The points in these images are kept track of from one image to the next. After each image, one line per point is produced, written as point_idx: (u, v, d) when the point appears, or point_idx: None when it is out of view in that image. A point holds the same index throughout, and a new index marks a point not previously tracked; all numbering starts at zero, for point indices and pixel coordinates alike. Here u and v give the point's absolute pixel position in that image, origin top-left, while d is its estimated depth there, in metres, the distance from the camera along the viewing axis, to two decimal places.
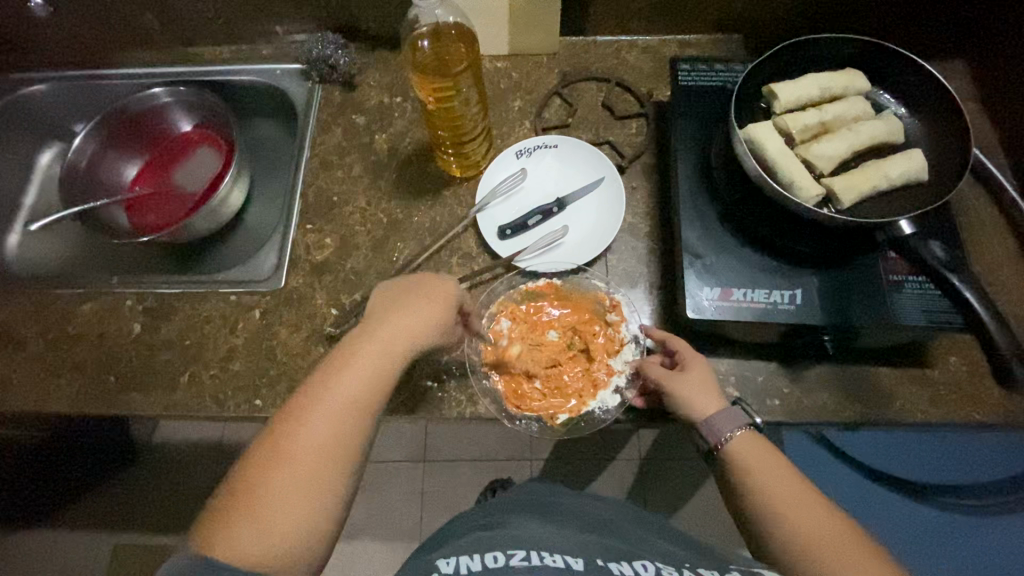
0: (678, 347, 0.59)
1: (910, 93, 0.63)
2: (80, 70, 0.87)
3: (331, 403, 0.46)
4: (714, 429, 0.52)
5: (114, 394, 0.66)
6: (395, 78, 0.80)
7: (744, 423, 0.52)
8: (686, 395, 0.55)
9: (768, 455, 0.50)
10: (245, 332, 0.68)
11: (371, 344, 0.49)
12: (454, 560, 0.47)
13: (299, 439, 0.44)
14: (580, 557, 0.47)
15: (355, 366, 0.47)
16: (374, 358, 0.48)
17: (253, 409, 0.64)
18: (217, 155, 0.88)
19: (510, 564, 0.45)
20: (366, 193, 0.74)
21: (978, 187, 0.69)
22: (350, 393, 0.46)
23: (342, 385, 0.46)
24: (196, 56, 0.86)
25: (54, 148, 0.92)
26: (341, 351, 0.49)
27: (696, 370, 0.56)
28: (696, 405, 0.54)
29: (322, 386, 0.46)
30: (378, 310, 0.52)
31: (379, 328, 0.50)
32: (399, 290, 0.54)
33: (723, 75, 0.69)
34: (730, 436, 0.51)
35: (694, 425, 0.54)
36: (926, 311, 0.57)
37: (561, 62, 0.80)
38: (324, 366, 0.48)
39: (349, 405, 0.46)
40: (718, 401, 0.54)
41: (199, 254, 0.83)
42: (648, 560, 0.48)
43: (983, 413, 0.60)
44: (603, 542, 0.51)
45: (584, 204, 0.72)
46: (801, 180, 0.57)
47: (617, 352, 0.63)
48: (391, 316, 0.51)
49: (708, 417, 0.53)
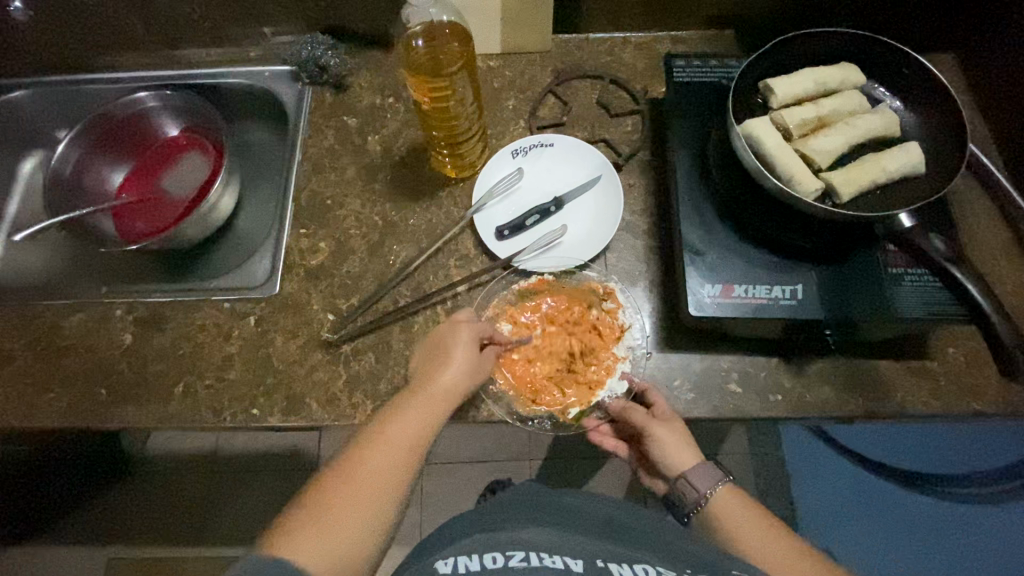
0: (655, 397, 0.60)
1: (904, 87, 0.64)
2: (62, 76, 0.86)
3: (394, 436, 0.49)
4: (695, 487, 0.56)
5: (107, 407, 0.64)
6: (387, 79, 0.79)
7: (721, 480, 0.56)
8: (667, 450, 0.58)
9: (748, 509, 0.54)
10: (241, 339, 0.67)
11: (432, 388, 0.53)
12: (453, 558, 0.47)
13: (367, 466, 0.47)
14: (580, 558, 0.47)
15: (419, 404, 0.52)
16: (428, 401, 0.52)
17: (251, 418, 0.62)
18: (206, 160, 0.86)
19: (509, 565, 0.46)
20: (360, 196, 0.73)
21: (972, 179, 0.69)
22: (414, 429, 0.50)
23: (406, 421, 0.50)
24: (183, 59, 0.84)
25: (37, 156, 0.90)
26: (406, 393, 0.53)
27: (676, 425, 0.59)
28: (677, 459, 0.58)
29: (386, 422, 0.50)
30: (433, 358, 0.57)
31: (437, 374, 0.54)
32: (442, 337, 0.58)
33: (718, 70, 0.68)
34: (710, 492, 0.56)
35: (676, 480, 0.58)
36: (925, 304, 0.57)
37: (555, 60, 0.79)
38: (387, 406, 0.52)
39: (412, 438, 0.50)
40: (696, 457, 0.58)
41: (190, 261, 0.82)
42: (648, 561, 0.48)
43: (982, 403, 0.61)
44: (603, 542, 0.50)
45: (582, 202, 0.71)
46: (800, 175, 0.57)
47: (617, 340, 0.64)
48: (445, 361, 0.56)
49: (687, 472, 0.57)
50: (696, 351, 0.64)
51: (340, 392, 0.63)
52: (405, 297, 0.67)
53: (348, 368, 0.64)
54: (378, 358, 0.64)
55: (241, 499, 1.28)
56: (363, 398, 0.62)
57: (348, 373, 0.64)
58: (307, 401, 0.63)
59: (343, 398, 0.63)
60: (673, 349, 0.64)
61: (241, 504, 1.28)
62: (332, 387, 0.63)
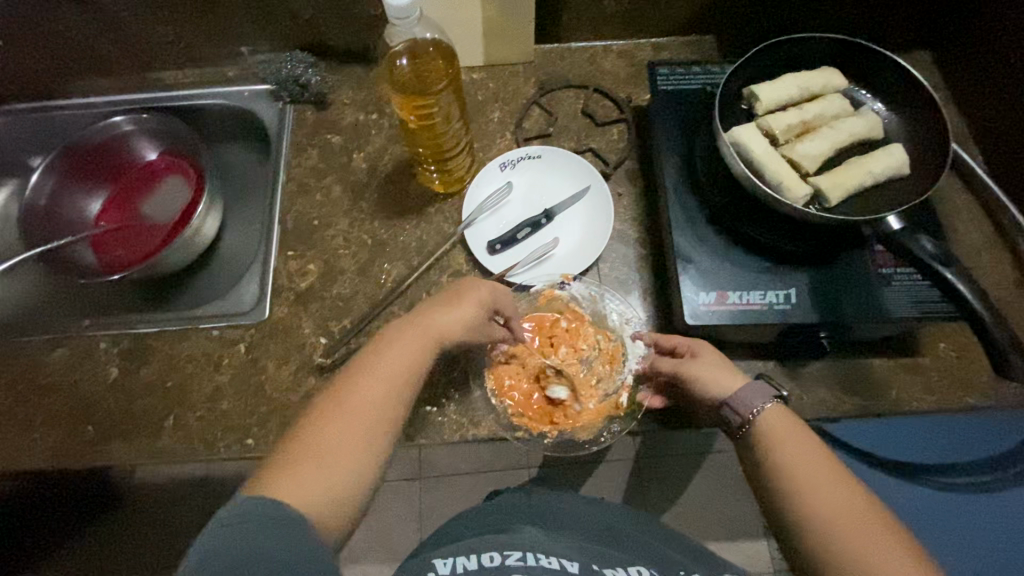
0: (678, 339, 0.59)
1: (884, 89, 0.65)
2: (33, 103, 0.83)
3: (382, 372, 0.47)
4: (743, 403, 0.50)
5: (95, 445, 0.62)
6: (369, 95, 0.78)
7: (771, 397, 0.50)
8: (705, 379, 0.54)
9: (796, 432, 0.48)
10: (232, 368, 0.65)
11: (421, 324, 0.51)
12: (451, 560, 0.48)
13: (355, 398, 0.45)
14: (576, 560, 0.48)
15: (405, 339, 0.50)
16: (418, 338, 0.50)
17: (245, 449, 0.61)
18: (187, 183, 0.84)
19: (505, 564, 0.47)
20: (348, 215, 0.72)
21: (953, 174, 0.70)
22: (399, 364, 0.48)
23: (395, 353, 0.49)
24: (159, 81, 0.83)
25: (8, 187, 0.86)
26: (393, 330, 0.51)
27: (709, 355, 0.56)
28: (719, 386, 0.53)
29: (375, 356, 0.49)
30: (430, 303, 0.55)
31: (431, 314, 0.52)
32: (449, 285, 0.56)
33: (702, 77, 0.69)
34: (760, 409, 0.50)
35: (720, 405, 0.52)
36: (915, 301, 0.58)
37: (537, 71, 0.79)
38: (375, 341, 0.51)
39: (401, 375, 0.48)
40: (740, 379, 0.54)
41: (175, 287, 0.80)
42: (641, 564, 0.50)
43: (974, 396, 0.62)
44: (595, 543, 0.53)
45: (572, 213, 0.71)
46: (789, 181, 0.57)
47: (603, 321, 0.65)
48: (446, 304, 0.54)
49: (733, 394, 0.52)
50: None
51: None
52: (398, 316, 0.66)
53: None
54: None
55: None
56: None
57: None
58: None
59: None
60: None
61: None
62: None
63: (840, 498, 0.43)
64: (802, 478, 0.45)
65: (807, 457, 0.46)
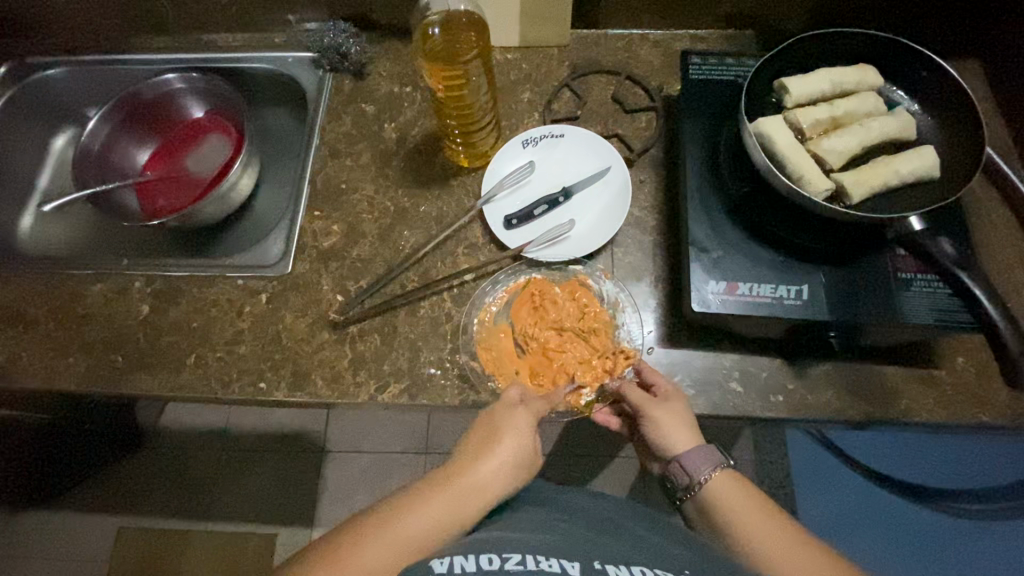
0: (656, 378, 0.60)
1: (922, 91, 0.63)
2: (94, 56, 0.88)
3: (403, 531, 0.46)
4: (690, 466, 0.53)
5: (122, 375, 0.67)
6: (406, 68, 0.80)
7: (719, 465, 0.54)
8: (662, 428, 0.56)
9: (744, 491, 0.53)
10: (252, 315, 0.68)
11: (459, 483, 0.50)
12: (448, 558, 0.44)
13: (371, 543, 0.45)
14: (577, 561, 0.44)
15: (440, 499, 0.49)
16: (454, 497, 0.49)
17: (257, 392, 0.64)
18: (227, 141, 0.89)
19: (506, 568, 0.43)
20: (374, 181, 0.75)
21: (992, 187, 0.68)
22: (423, 531, 0.47)
23: (420, 516, 0.47)
24: (210, 43, 0.86)
25: (69, 133, 0.93)
26: (433, 484, 0.50)
27: (676, 405, 0.57)
28: (673, 440, 0.56)
29: (404, 510, 0.48)
30: (474, 440, 0.54)
31: (470, 465, 0.51)
32: (488, 424, 0.55)
33: (735, 68, 0.68)
34: (705, 477, 0.53)
35: (670, 461, 0.56)
36: (937, 311, 0.56)
37: (572, 55, 0.80)
38: (415, 489, 0.50)
39: (414, 546, 0.46)
40: (696, 438, 0.56)
41: (207, 239, 0.84)
42: (647, 564, 0.45)
43: (989, 415, 0.60)
44: (603, 545, 0.48)
45: (590, 196, 0.71)
46: (810, 175, 0.56)
47: (614, 333, 0.64)
48: (484, 451, 0.52)
49: (683, 453, 0.55)
50: (696, 349, 0.64)
51: (345, 370, 0.64)
52: (412, 282, 0.69)
53: (353, 348, 0.65)
54: (383, 340, 0.65)
55: (249, 477, 1.32)
56: (367, 377, 0.64)
57: (353, 352, 0.65)
58: (312, 377, 0.64)
59: (347, 376, 0.64)
60: (675, 344, 0.64)
61: (249, 482, 1.32)
62: (337, 366, 0.65)
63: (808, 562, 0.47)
64: (775, 551, 0.48)
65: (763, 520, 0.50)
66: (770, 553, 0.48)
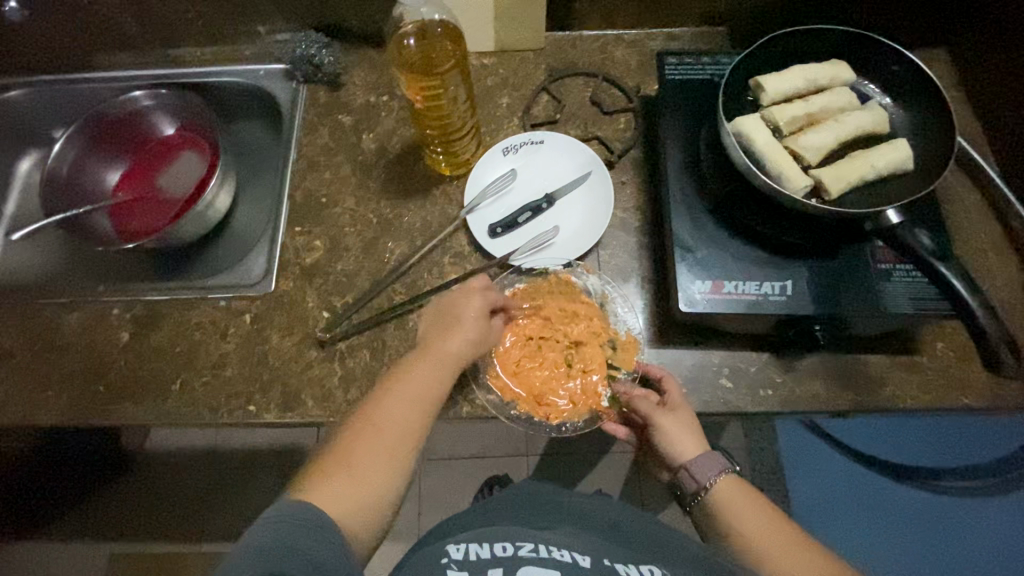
0: (667, 383, 0.60)
1: (892, 84, 0.64)
2: (59, 75, 0.86)
3: (406, 392, 0.52)
4: (697, 472, 0.54)
5: (105, 405, 0.65)
6: (381, 76, 0.79)
7: (725, 470, 0.55)
8: (670, 435, 0.57)
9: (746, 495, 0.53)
10: (237, 337, 0.67)
11: (438, 349, 0.56)
12: (463, 545, 0.48)
13: (382, 420, 0.50)
14: (589, 555, 0.46)
15: (427, 360, 0.55)
16: (439, 357, 0.55)
17: (247, 414, 0.63)
18: (200, 158, 0.87)
19: (518, 554, 0.46)
20: (355, 193, 0.74)
21: (963, 174, 0.69)
22: (423, 386, 0.53)
23: (416, 378, 0.53)
24: (179, 58, 0.85)
25: (33, 155, 0.90)
26: (412, 357, 0.55)
27: (683, 414, 0.58)
28: (681, 447, 0.56)
29: (397, 379, 0.53)
30: (440, 320, 0.59)
31: (445, 335, 0.57)
32: (449, 307, 0.60)
33: (710, 67, 0.69)
34: (712, 481, 0.54)
35: (678, 468, 0.57)
36: (914, 299, 0.58)
37: (548, 58, 0.79)
38: (395, 369, 0.55)
39: (422, 398, 0.52)
40: (702, 444, 0.57)
41: (186, 259, 0.82)
42: (654, 563, 0.46)
43: (971, 397, 0.61)
44: (611, 540, 0.50)
45: (573, 200, 0.71)
46: (790, 172, 0.57)
47: (608, 322, 0.65)
48: (453, 323, 0.58)
49: (691, 459, 0.55)
50: (686, 348, 0.64)
51: (336, 388, 0.64)
52: (400, 294, 0.68)
53: (343, 365, 0.65)
54: (373, 355, 0.65)
55: (242, 494, 1.30)
56: (358, 393, 0.63)
57: (344, 369, 0.64)
58: (303, 396, 0.64)
59: (338, 394, 0.63)
60: (665, 344, 0.65)
61: (242, 499, 1.30)
62: (327, 384, 0.64)
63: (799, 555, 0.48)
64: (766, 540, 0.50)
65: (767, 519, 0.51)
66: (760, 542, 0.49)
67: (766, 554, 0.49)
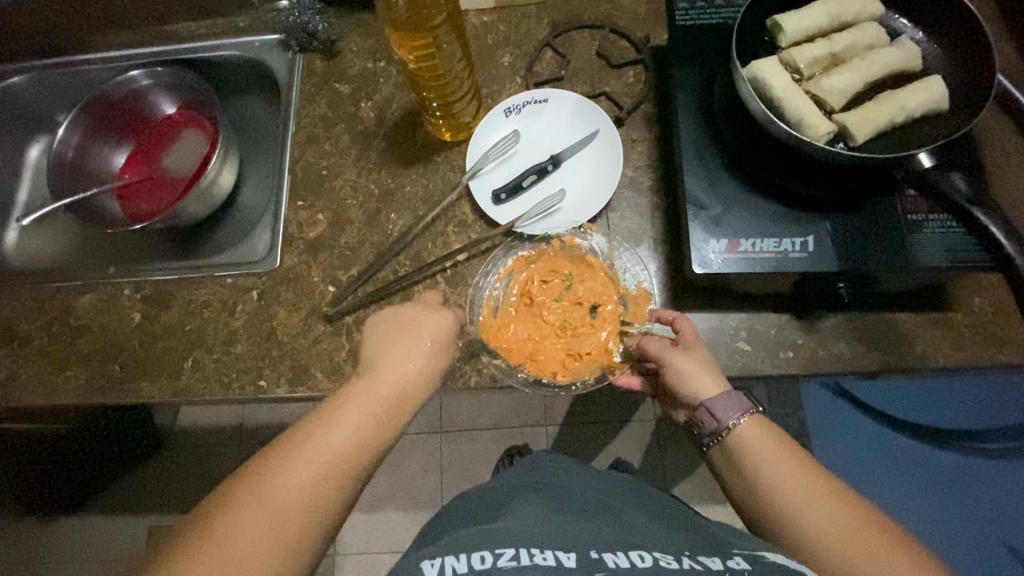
0: (681, 325, 0.57)
1: (926, 16, 0.59)
2: (59, 58, 0.85)
3: (323, 447, 0.45)
4: (718, 411, 0.51)
5: (121, 384, 0.66)
6: (377, 41, 0.76)
7: (748, 409, 0.51)
8: (685, 375, 0.54)
9: (770, 442, 0.50)
10: (245, 314, 0.67)
11: (373, 391, 0.50)
12: (439, 560, 0.42)
13: (285, 485, 0.43)
14: (573, 551, 0.42)
15: (355, 406, 0.48)
16: (370, 403, 0.49)
17: (258, 390, 0.64)
18: (203, 136, 0.86)
19: (498, 565, 0.40)
20: (356, 164, 0.72)
21: (1005, 115, 0.64)
22: (344, 440, 0.46)
23: (337, 429, 0.47)
24: (175, 34, 0.83)
25: (42, 141, 0.91)
26: (339, 398, 0.49)
27: (697, 352, 0.55)
28: (698, 386, 0.53)
29: (316, 429, 0.47)
30: (383, 350, 0.53)
31: (384, 372, 0.51)
32: (398, 333, 0.55)
33: (724, 10, 0.64)
34: (732, 420, 0.51)
35: (696, 408, 0.53)
36: (949, 250, 0.54)
37: (551, 11, 0.75)
38: (314, 414, 0.48)
39: (340, 454, 0.46)
40: (721, 383, 0.53)
41: (195, 239, 0.83)
42: (645, 548, 0.43)
43: (1008, 353, 0.58)
44: (600, 530, 0.46)
45: (579, 161, 0.68)
46: (811, 117, 0.53)
47: (619, 278, 0.63)
48: (394, 359, 0.52)
49: (709, 398, 0.52)
50: (702, 312, 0.62)
51: (344, 361, 0.63)
52: (404, 266, 0.67)
53: (350, 338, 0.64)
54: None
55: None
56: None
57: (351, 343, 0.64)
58: (312, 371, 0.64)
59: (347, 368, 0.63)
60: (679, 308, 0.62)
61: None
62: (335, 358, 0.64)
63: (831, 508, 0.45)
64: (790, 495, 0.46)
65: (793, 471, 0.47)
66: (787, 500, 0.46)
67: (792, 521, 0.45)
